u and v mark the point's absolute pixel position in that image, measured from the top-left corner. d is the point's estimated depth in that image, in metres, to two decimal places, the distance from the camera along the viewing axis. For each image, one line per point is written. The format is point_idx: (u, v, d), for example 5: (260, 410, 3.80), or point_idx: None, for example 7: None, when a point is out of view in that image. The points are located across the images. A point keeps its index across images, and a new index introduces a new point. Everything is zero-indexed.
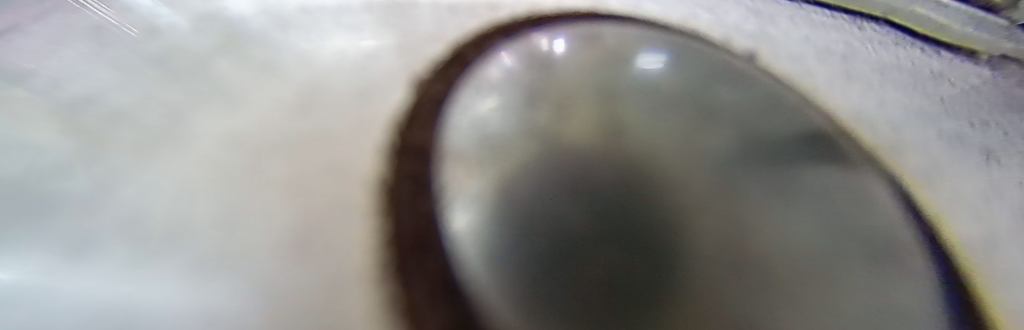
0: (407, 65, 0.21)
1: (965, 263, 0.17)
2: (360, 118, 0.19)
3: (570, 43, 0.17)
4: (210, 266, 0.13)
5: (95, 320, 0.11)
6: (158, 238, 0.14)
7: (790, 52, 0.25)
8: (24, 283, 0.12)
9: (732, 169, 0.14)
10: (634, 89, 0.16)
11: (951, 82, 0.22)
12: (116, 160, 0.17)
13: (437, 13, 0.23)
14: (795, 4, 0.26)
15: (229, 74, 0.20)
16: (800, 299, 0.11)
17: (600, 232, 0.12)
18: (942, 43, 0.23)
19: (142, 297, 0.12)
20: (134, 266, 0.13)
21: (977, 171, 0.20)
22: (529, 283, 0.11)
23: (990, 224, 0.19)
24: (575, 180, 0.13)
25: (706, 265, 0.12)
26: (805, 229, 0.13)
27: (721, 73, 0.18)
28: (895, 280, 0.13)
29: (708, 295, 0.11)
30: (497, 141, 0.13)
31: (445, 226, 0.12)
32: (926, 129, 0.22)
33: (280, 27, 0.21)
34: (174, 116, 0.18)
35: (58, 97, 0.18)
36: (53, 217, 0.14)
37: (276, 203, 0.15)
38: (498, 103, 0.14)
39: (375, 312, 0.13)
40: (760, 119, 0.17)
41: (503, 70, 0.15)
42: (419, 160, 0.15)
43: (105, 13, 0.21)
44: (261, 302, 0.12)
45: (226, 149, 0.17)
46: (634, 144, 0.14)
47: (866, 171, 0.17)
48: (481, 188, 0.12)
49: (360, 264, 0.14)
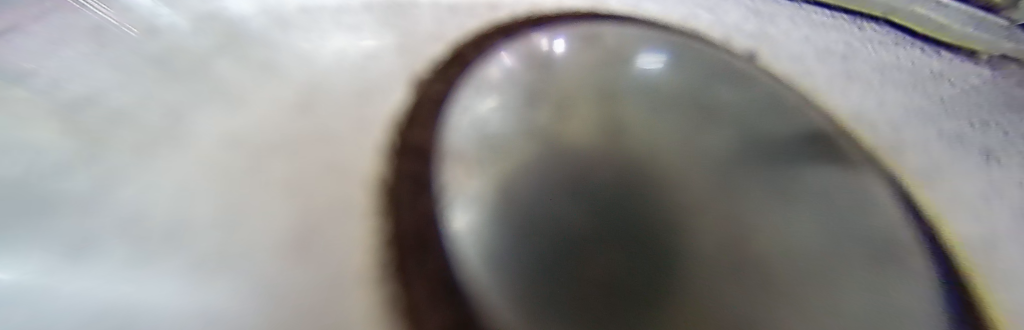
0: (407, 65, 0.21)
1: (965, 263, 0.17)
2: (360, 118, 0.19)
3: (570, 43, 0.17)
4: (211, 266, 0.13)
5: (95, 320, 0.11)
6: (158, 238, 0.14)
7: (790, 52, 0.25)
8: (25, 282, 0.12)
9: (732, 169, 0.14)
10: (633, 89, 0.16)
11: (951, 82, 0.22)
12: (115, 160, 0.16)
13: (437, 13, 0.23)
14: (795, 4, 0.26)
15: (229, 73, 0.20)
16: (801, 299, 0.11)
17: (600, 232, 0.12)
18: (942, 43, 0.23)
19: (143, 297, 0.12)
20: (134, 266, 0.13)
21: (977, 171, 0.20)
22: (529, 283, 0.11)
23: (990, 224, 0.19)
24: (575, 180, 0.13)
25: (706, 265, 0.12)
26: (805, 229, 0.13)
27: (721, 73, 0.18)
28: (895, 280, 0.13)
29: (709, 295, 0.11)
30: (497, 142, 0.13)
31: (445, 226, 0.12)
32: (925, 129, 0.22)
33: (280, 27, 0.21)
34: (174, 116, 0.18)
35: (58, 97, 0.18)
36: (53, 217, 0.14)
37: (276, 203, 0.15)
38: (498, 103, 0.14)
39: (375, 311, 0.13)
40: (760, 119, 0.17)
41: (503, 71, 0.15)
42: (419, 160, 0.15)
43: (105, 13, 0.21)
44: (261, 302, 0.12)
45: (226, 149, 0.17)
46: (633, 144, 0.14)
47: (866, 171, 0.17)
48: (481, 188, 0.12)
49: (360, 264, 0.14)
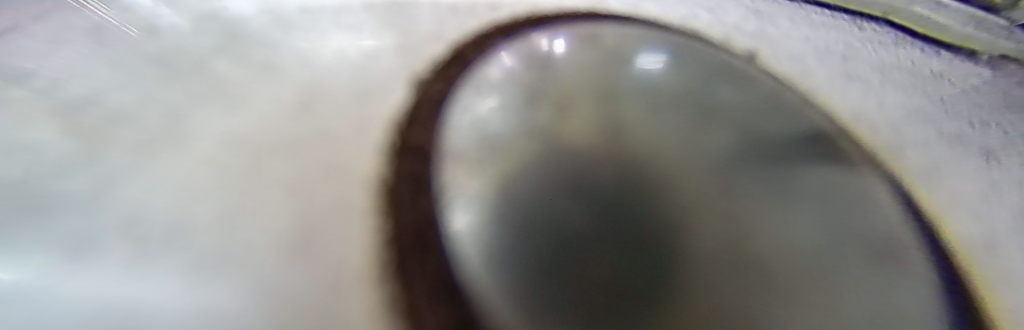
0: (407, 65, 0.21)
1: (964, 263, 0.17)
2: (360, 118, 0.19)
3: (570, 43, 0.17)
4: (211, 266, 0.13)
5: (96, 319, 0.11)
6: (158, 238, 0.14)
7: (790, 53, 0.25)
8: (24, 283, 0.12)
9: (731, 169, 0.14)
10: (633, 88, 0.16)
11: (951, 82, 0.23)
12: (115, 162, 0.16)
13: (437, 13, 0.24)
14: (794, 4, 0.27)
15: (229, 74, 0.20)
16: (798, 299, 0.11)
17: (601, 230, 0.12)
18: (942, 43, 0.24)
19: (144, 296, 0.12)
20: (134, 266, 0.13)
21: (977, 172, 0.20)
22: (530, 283, 0.11)
23: (995, 223, 0.19)
24: (576, 181, 0.13)
25: (707, 266, 0.12)
26: (804, 229, 0.13)
27: (720, 73, 0.18)
28: (896, 282, 0.13)
29: (710, 294, 0.11)
30: (497, 141, 0.13)
31: (446, 226, 0.12)
32: (925, 129, 0.22)
33: (281, 27, 0.21)
34: (175, 116, 0.18)
35: (58, 97, 0.18)
36: (51, 217, 0.14)
37: (276, 203, 0.15)
38: (498, 103, 0.14)
39: (375, 312, 0.13)
40: (760, 119, 0.17)
41: (503, 70, 0.15)
42: (419, 160, 0.15)
43: (105, 13, 0.21)
44: (260, 302, 0.12)
45: (226, 149, 0.17)
46: (634, 143, 0.14)
47: (864, 169, 0.17)
48: (481, 188, 0.12)
49: (361, 263, 0.14)
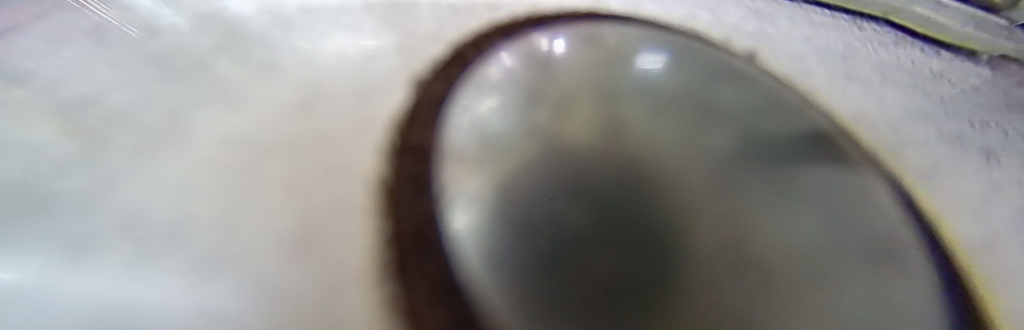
0: (407, 65, 0.21)
1: (965, 264, 0.17)
2: (360, 118, 0.19)
3: (569, 43, 0.17)
4: (211, 266, 0.13)
5: (96, 319, 0.11)
6: (158, 238, 0.14)
7: (790, 53, 0.25)
8: (24, 283, 0.12)
9: (731, 169, 0.14)
10: (633, 89, 0.16)
11: (951, 82, 0.23)
12: (114, 162, 0.16)
13: (437, 13, 0.24)
14: (795, 4, 0.27)
15: (229, 74, 0.20)
16: (799, 299, 0.11)
17: (601, 231, 0.12)
18: (942, 43, 0.24)
19: (143, 296, 0.12)
20: (134, 266, 0.13)
21: (978, 171, 0.20)
22: (530, 284, 0.11)
23: (994, 223, 0.19)
24: (576, 182, 0.13)
25: (707, 266, 0.12)
26: (804, 229, 0.13)
27: (720, 73, 0.18)
28: (895, 282, 0.13)
29: (710, 295, 0.11)
30: (497, 141, 0.13)
31: (446, 227, 0.12)
32: (926, 129, 0.22)
33: (281, 27, 0.21)
34: (174, 116, 0.18)
35: (58, 97, 0.18)
36: (50, 217, 0.14)
37: (276, 203, 0.15)
38: (498, 103, 0.14)
39: (375, 311, 0.13)
40: (760, 119, 0.17)
41: (503, 70, 0.15)
42: (420, 160, 0.15)
43: (105, 13, 0.21)
44: (260, 301, 0.12)
45: (226, 149, 0.17)
46: (634, 143, 0.14)
47: (864, 169, 0.17)
48: (481, 188, 0.12)
49: (360, 262, 0.14)
